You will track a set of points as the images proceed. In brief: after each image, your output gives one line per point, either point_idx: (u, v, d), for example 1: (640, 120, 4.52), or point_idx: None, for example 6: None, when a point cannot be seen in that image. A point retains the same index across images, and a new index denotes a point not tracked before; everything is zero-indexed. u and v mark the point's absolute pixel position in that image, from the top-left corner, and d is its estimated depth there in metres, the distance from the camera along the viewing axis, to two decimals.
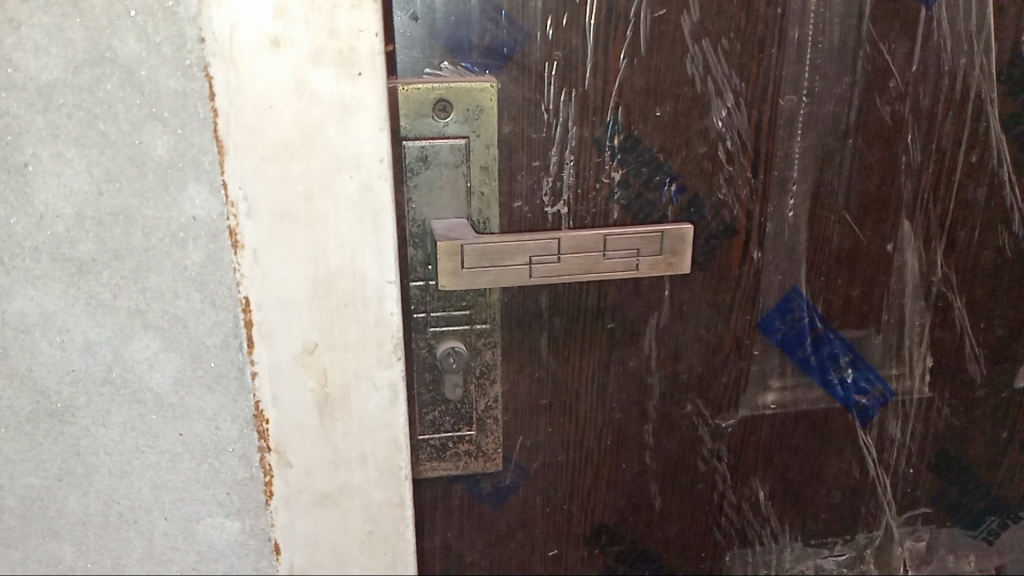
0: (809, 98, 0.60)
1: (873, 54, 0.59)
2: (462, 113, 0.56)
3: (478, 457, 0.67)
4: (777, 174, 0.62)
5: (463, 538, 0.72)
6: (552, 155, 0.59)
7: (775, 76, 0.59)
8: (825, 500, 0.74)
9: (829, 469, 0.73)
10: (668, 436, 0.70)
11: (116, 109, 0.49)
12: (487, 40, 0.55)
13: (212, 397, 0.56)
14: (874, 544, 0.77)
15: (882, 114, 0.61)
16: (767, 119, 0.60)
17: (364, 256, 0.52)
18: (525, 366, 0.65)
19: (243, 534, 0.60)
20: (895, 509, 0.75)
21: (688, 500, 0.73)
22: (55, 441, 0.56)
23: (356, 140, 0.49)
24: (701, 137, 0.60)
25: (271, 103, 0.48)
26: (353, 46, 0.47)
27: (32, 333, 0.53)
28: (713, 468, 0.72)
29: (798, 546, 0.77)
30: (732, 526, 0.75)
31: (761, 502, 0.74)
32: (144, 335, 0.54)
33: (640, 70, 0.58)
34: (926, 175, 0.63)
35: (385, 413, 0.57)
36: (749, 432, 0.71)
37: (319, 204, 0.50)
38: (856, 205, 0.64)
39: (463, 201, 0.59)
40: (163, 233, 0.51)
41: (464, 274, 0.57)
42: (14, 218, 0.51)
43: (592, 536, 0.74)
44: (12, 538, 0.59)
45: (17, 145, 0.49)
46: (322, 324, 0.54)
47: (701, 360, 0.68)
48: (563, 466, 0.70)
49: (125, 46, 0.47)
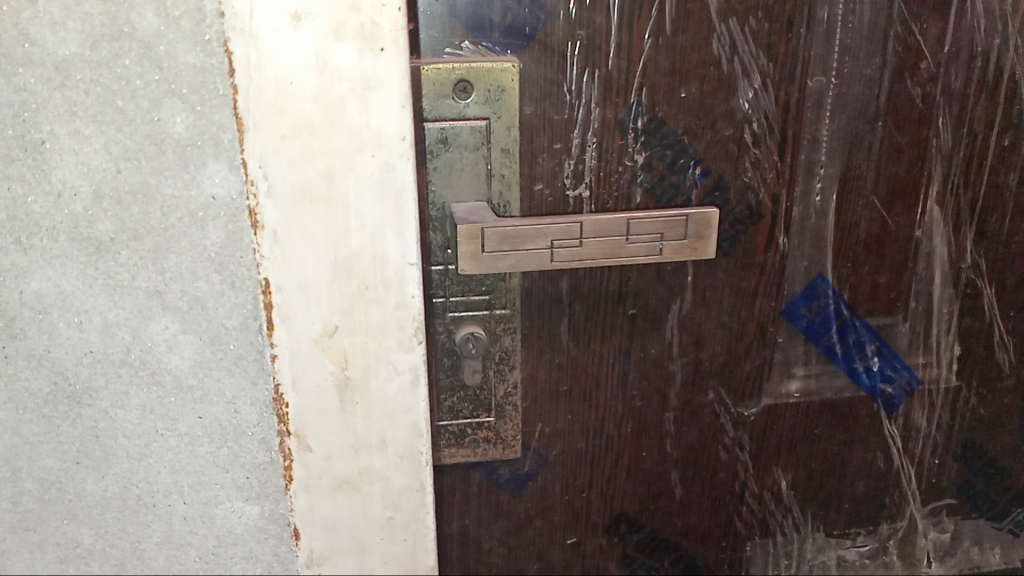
0: (838, 79, 0.58)
1: (905, 33, 0.57)
2: (483, 94, 0.55)
3: (496, 444, 0.67)
4: (805, 157, 0.60)
5: (480, 526, 0.71)
6: (574, 137, 0.58)
7: (804, 56, 0.57)
8: (849, 491, 0.73)
9: (854, 459, 0.72)
10: (689, 424, 0.69)
11: (135, 85, 0.48)
12: (509, 19, 0.54)
13: (231, 380, 0.55)
14: (898, 535, 0.75)
15: (913, 96, 0.59)
16: (795, 100, 0.59)
17: (385, 237, 0.51)
18: (545, 352, 0.64)
19: (262, 519, 0.59)
20: (919, 500, 0.73)
21: (709, 488, 0.72)
22: (73, 423, 0.56)
23: (378, 118, 0.48)
24: (726, 119, 0.59)
25: (292, 79, 0.47)
26: (375, 20, 0.46)
27: (50, 314, 0.53)
28: (735, 456, 0.71)
29: (820, 537, 0.75)
30: (753, 515, 0.74)
31: (784, 491, 0.73)
32: (163, 317, 0.53)
33: (664, 50, 0.56)
34: (957, 159, 0.61)
35: (406, 398, 0.56)
36: (772, 420, 0.70)
37: (340, 183, 0.49)
38: (885, 189, 0.62)
39: (483, 183, 0.58)
40: (182, 213, 0.50)
41: (484, 258, 0.56)
42: (31, 197, 0.50)
43: (611, 524, 0.73)
44: (30, 521, 0.58)
45: (35, 122, 0.48)
46: (343, 306, 0.53)
47: (724, 347, 0.66)
48: (582, 453, 0.69)
49: (143, 21, 0.46)
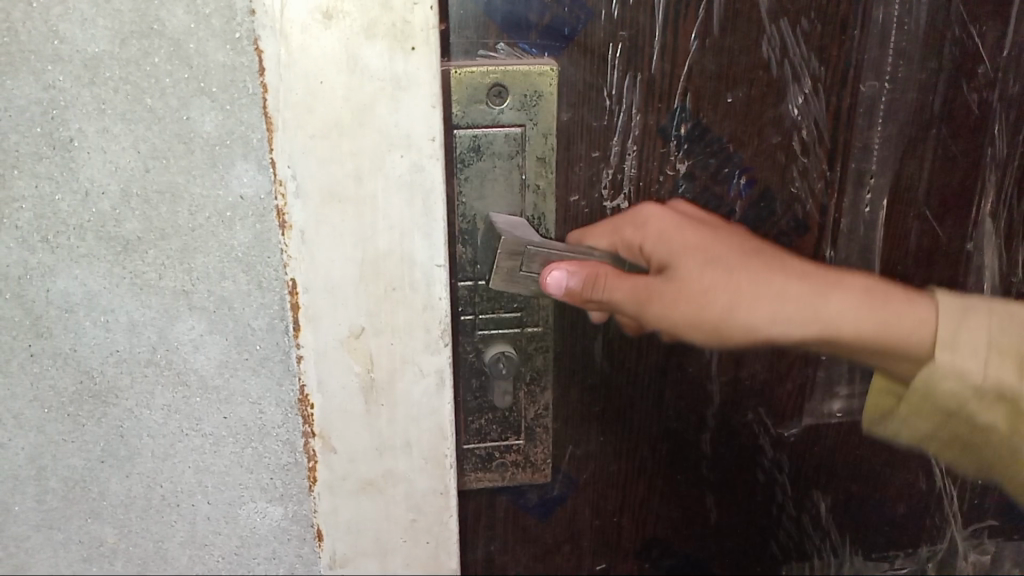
0: (891, 84, 0.57)
1: (962, 35, 0.56)
2: (519, 98, 0.53)
3: (527, 468, 0.65)
4: (855, 167, 0.59)
5: (506, 552, 0.70)
6: (613, 145, 0.56)
7: (857, 60, 0.56)
8: (889, 513, 0.72)
9: (895, 483, 0.70)
10: (726, 444, 0.69)
11: (164, 83, 0.46)
12: (548, 20, 0.52)
13: (256, 381, 0.54)
14: (937, 558, 0.74)
15: (970, 102, 0.58)
16: (847, 105, 0.57)
17: (413, 238, 0.50)
18: (577, 372, 0.64)
19: (286, 520, 0.59)
20: (960, 522, 0.72)
21: (746, 510, 0.72)
22: (98, 423, 0.55)
23: (408, 117, 0.47)
24: (774, 127, 0.57)
25: (322, 78, 0.45)
26: (406, 20, 0.45)
27: (76, 313, 0.52)
28: (773, 478, 0.71)
29: (859, 561, 0.74)
30: (790, 538, 0.73)
31: (822, 514, 0.72)
32: (189, 316, 0.52)
33: (711, 53, 0.55)
34: (1012, 168, 0.60)
35: (431, 400, 0.55)
36: (813, 442, 0.69)
37: (369, 183, 0.48)
38: (937, 200, 0.61)
39: (516, 195, 0.56)
40: (210, 212, 0.49)
41: (520, 277, 0.53)
42: (59, 194, 0.49)
43: (642, 549, 0.72)
44: (54, 519, 0.58)
45: (63, 120, 0.47)
46: (370, 308, 0.51)
47: (764, 366, 0.65)
48: (614, 476, 0.68)
49: (173, 18, 0.45)
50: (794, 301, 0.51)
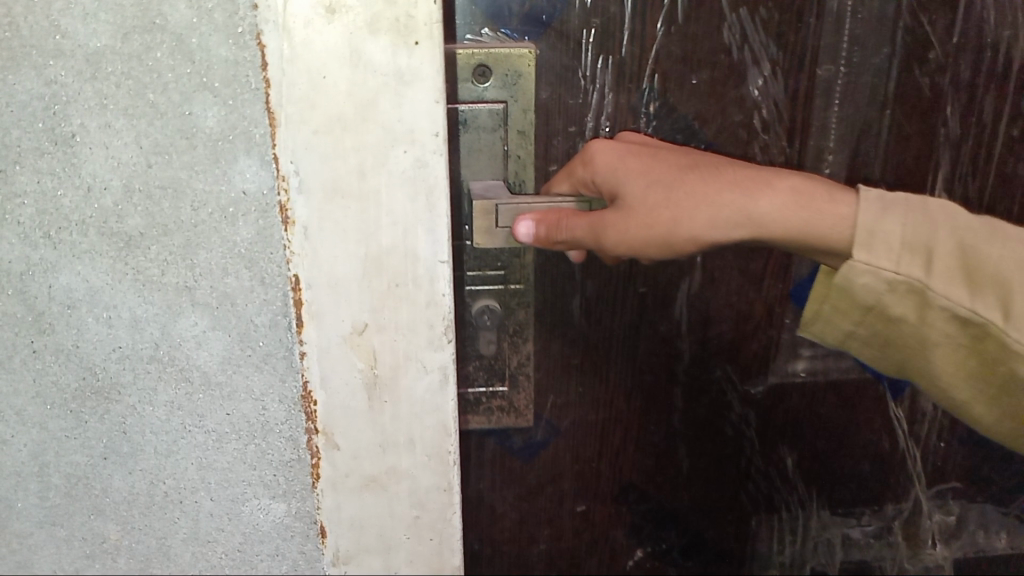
0: (846, 69, 0.57)
1: (913, 24, 0.55)
2: (501, 78, 0.54)
3: (510, 413, 0.65)
4: (814, 144, 0.59)
5: (495, 490, 0.69)
6: (588, 121, 0.57)
7: (813, 48, 0.56)
8: (855, 471, 0.71)
9: (859, 441, 0.69)
10: (697, 399, 0.68)
11: (166, 78, 0.46)
12: (527, 7, 0.53)
13: (259, 377, 0.54)
14: (903, 517, 0.71)
15: (921, 85, 0.57)
16: (805, 87, 0.57)
17: (416, 234, 0.50)
18: (557, 328, 0.64)
19: (289, 517, 0.58)
20: (924, 484, 0.69)
21: (715, 461, 0.71)
22: (101, 419, 0.55)
23: (411, 113, 0.47)
24: (737, 106, 0.57)
25: (325, 73, 0.45)
26: (410, 14, 0.45)
27: (79, 309, 0.51)
28: (741, 433, 0.70)
29: (825, 514, 0.73)
30: (761, 492, 0.72)
31: (789, 468, 0.71)
32: (192, 312, 0.52)
33: (676, 39, 0.55)
34: (966, 146, 0.59)
35: (434, 397, 0.55)
36: (778, 398, 0.69)
37: (372, 179, 0.48)
38: (894, 175, 0.60)
39: (500, 165, 0.56)
40: (212, 208, 0.49)
41: (500, 232, 0.53)
42: (61, 190, 0.48)
43: (620, 492, 0.71)
44: (57, 516, 0.58)
45: (65, 115, 0.47)
46: (373, 303, 0.51)
47: (731, 327, 0.65)
48: (593, 425, 0.68)
49: (175, 12, 0.45)
50: (732, 200, 0.48)
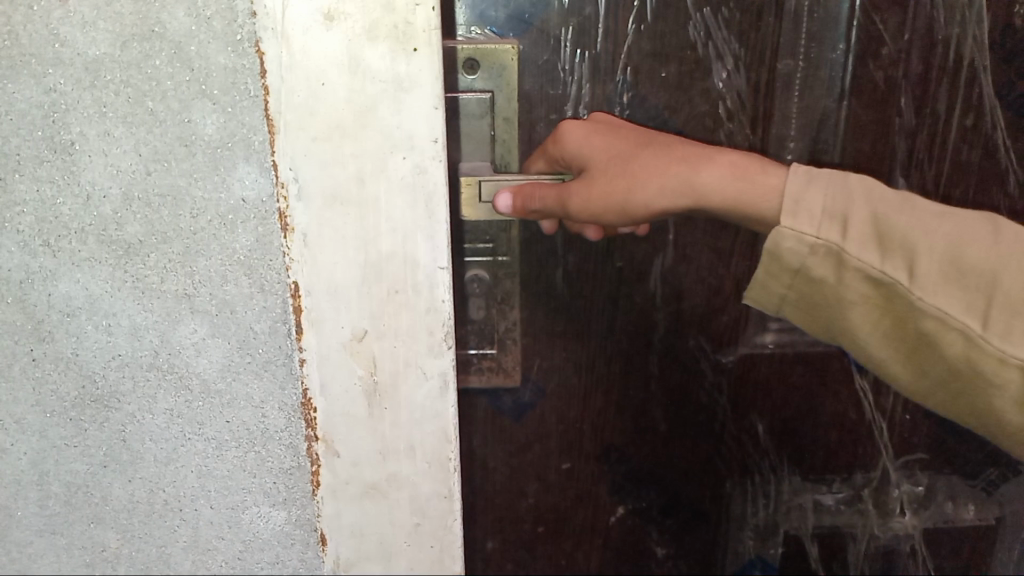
0: (805, 64, 0.63)
1: (867, 23, 0.61)
2: (487, 70, 0.59)
3: (500, 373, 0.71)
4: (776, 131, 0.65)
5: (487, 446, 0.75)
6: (568, 110, 0.62)
7: (773, 43, 0.62)
8: (822, 439, 0.77)
9: (826, 410, 0.75)
10: (671, 367, 0.74)
11: (165, 86, 0.46)
12: (511, 9, 0.59)
13: (259, 384, 0.53)
14: (872, 484, 0.77)
15: (875, 79, 0.63)
16: (766, 81, 0.63)
17: (416, 240, 0.50)
18: (543, 298, 0.70)
19: (289, 524, 0.58)
20: (891, 454, 0.75)
21: (691, 427, 0.77)
22: (100, 427, 0.55)
23: (410, 119, 0.47)
24: (704, 97, 0.63)
25: (324, 80, 0.45)
26: (408, 20, 0.45)
27: (78, 317, 0.51)
28: (714, 400, 0.76)
29: (797, 479, 0.79)
30: (732, 455, 0.79)
31: (760, 434, 0.78)
32: (191, 320, 0.52)
33: (646, 36, 0.61)
34: (922, 135, 0.64)
35: (434, 404, 0.54)
36: (748, 368, 0.75)
37: (371, 186, 0.48)
38: (852, 160, 0.66)
39: (487, 150, 0.62)
40: (211, 215, 0.49)
41: (481, 206, 0.60)
42: (60, 198, 0.48)
43: (602, 453, 0.77)
44: (57, 524, 0.58)
45: (64, 123, 0.47)
46: (372, 311, 0.51)
47: (703, 300, 0.71)
48: (575, 389, 0.74)
49: (174, 20, 0.45)
50: (670, 175, 0.54)
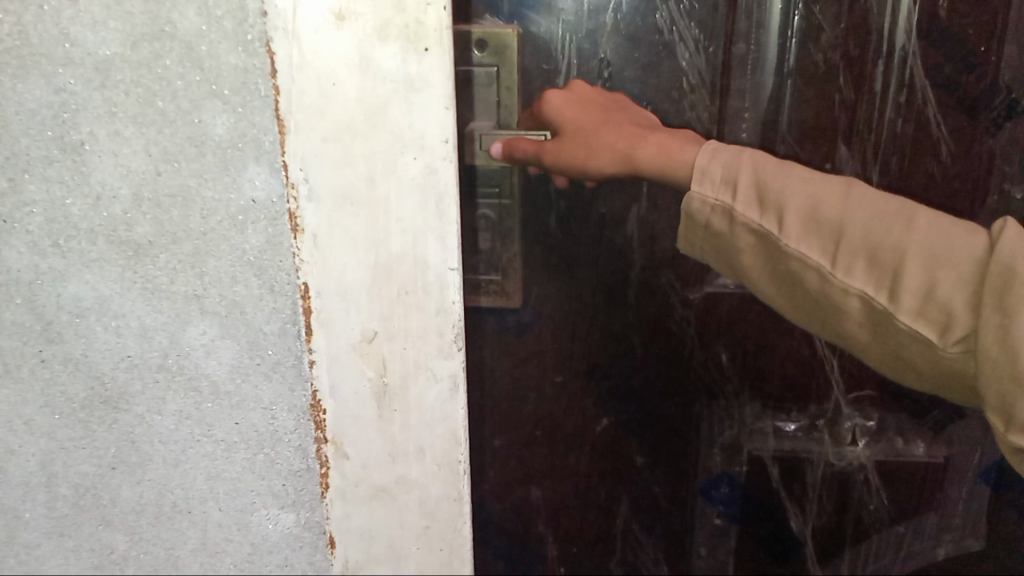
0: (759, 47, 0.55)
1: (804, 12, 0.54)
2: (495, 50, 0.56)
3: (505, 296, 0.64)
4: (732, 106, 0.57)
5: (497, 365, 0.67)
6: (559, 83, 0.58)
7: (728, 28, 0.55)
8: (779, 370, 0.66)
9: (782, 342, 0.65)
10: (649, 299, 0.65)
11: (175, 86, 0.46)
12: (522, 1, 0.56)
13: (269, 386, 0.53)
14: (826, 417, 0.67)
15: (819, 61, 0.55)
16: (724, 61, 0.56)
17: (426, 241, 0.49)
18: (535, 220, 0.62)
19: (298, 527, 0.57)
20: (842, 387, 0.66)
21: (665, 356, 0.67)
22: (108, 429, 0.55)
23: (421, 120, 0.47)
24: (667, 75, 0.57)
25: (335, 81, 0.45)
26: (419, 20, 0.44)
27: (87, 318, 0.51)
28: (683, 329, 0.65)
29: (756, 407, 0.68)
30: (702, 383, 0.68)
31: (723, 363, 0.67)
32: (201, 321, 0.51)
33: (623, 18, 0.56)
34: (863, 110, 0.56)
35: (445, 406, 0.54)
36: (714, 303, 0.64)
37: (381, 186, 0.48)
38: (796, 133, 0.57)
39: (492, 113, 0.58)
40: (222, 216, 0.48)
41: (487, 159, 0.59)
42: (70, 199, 0.48)
43: (590, 369, 0.68)
44: (64, 526, 0.58)
45: (74, 123, 0.47)
46: (382, 311, 0.51)
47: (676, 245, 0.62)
48: (580, 313, 0.66)
49: (184, 20, 0.44)
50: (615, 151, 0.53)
